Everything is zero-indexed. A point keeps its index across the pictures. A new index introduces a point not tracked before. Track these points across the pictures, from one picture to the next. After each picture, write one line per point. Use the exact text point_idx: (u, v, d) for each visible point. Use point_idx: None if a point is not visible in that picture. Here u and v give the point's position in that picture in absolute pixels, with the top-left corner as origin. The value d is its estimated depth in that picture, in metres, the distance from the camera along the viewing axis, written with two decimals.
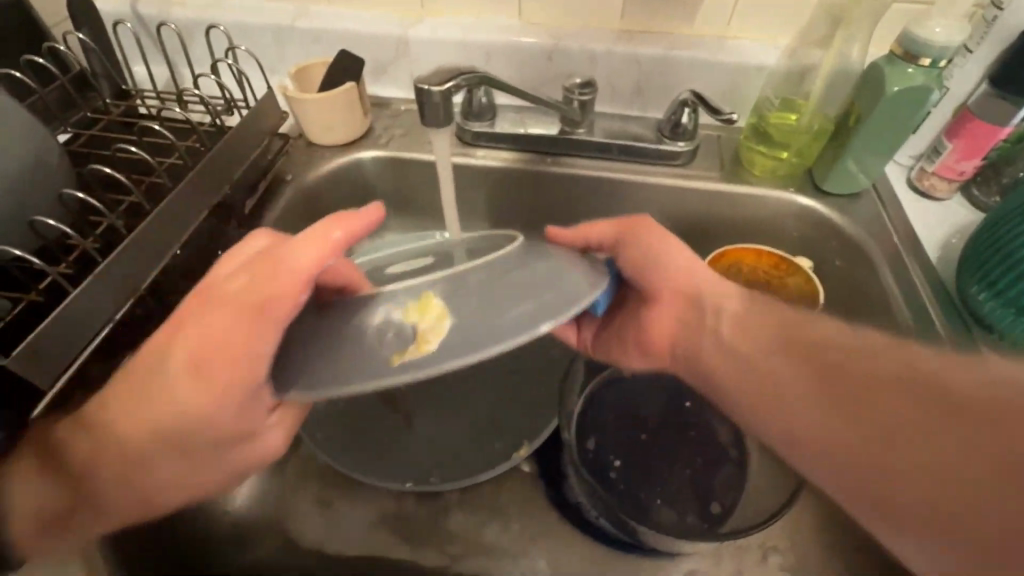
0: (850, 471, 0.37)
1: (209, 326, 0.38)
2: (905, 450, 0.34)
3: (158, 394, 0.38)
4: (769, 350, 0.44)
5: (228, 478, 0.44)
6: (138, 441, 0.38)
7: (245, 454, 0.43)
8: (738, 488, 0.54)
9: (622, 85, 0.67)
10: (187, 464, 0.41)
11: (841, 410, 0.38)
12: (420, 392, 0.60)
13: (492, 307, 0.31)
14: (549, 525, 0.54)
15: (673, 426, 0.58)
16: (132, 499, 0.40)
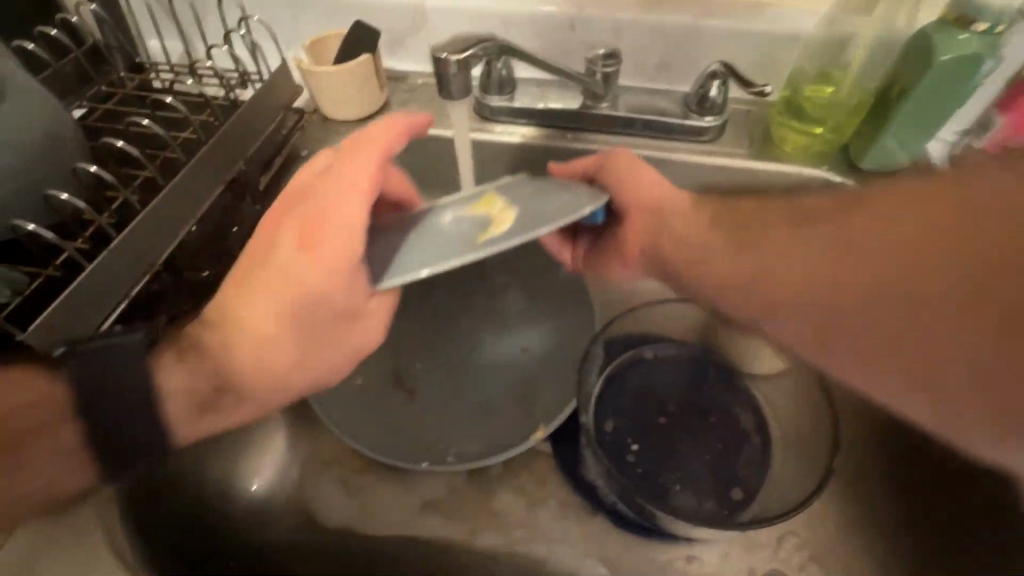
0: (893, 363, 0.37)
1: (311, 205, 0.39)
2: (917, 320, 0.35)
3: (272, 272, 0.39)
4: (736, 250, 0.45)
5: (343, 362, 0.43)
6: (263, 317, 0.39)
7: (352, 338, 0.42)
8: (759, 475, 0.53)
9: (647, 56, 0.64)
10: (310, 344, 0.41)
11: (848, 286, 0.38)
12: (437, 372, 0.59)
13: (539, 202, 0.39)
14: (566, 508, 0.53)
15: (693, 411, 0.57)
16: (263, 395, 0.41)
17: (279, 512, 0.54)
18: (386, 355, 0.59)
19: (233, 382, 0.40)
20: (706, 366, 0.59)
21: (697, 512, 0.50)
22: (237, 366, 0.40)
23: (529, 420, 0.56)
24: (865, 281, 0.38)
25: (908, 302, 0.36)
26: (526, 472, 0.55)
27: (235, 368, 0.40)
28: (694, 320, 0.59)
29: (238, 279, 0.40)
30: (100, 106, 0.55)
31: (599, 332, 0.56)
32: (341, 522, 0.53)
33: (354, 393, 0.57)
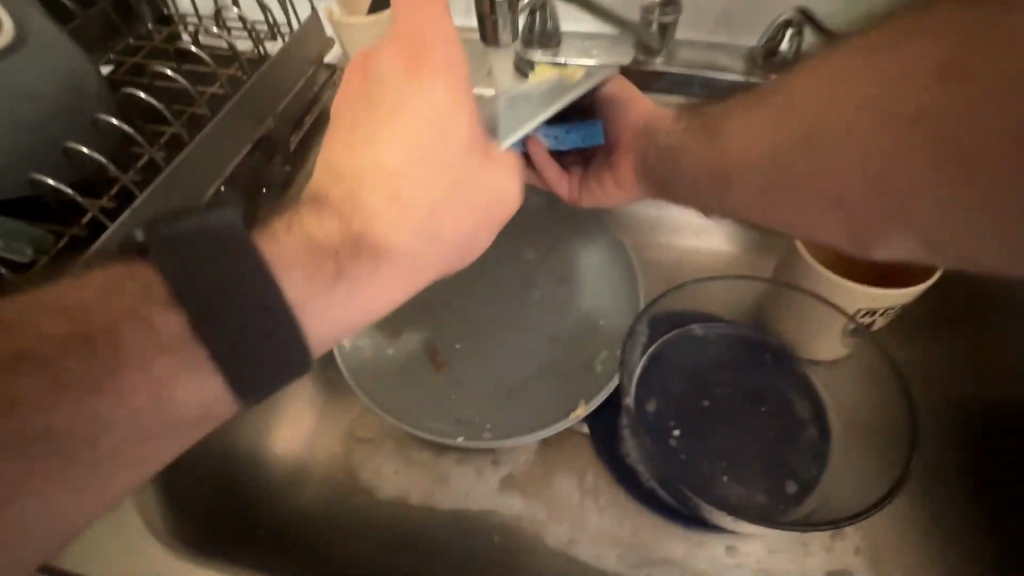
0: (878, 200, 0.34)
1: (401, 31, 0.36)
2: (921, 134, 0.32)
3: (381, 116, 0.37)
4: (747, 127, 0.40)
5: (480, 221, 0.40)
6: (386, 160, 0.36)
7: (488, 188, 0.40)
8: (814, 467, 0.49)
9: (711, 5, 0.57)
10: (446, 195, 0.38)
11: (838, 136, 0.35)
12: (470, 345, 0.56)
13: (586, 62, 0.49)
14: (602, 493, 0.51)
15: (745, 395, 0.53)
16: (409, 255, 0.38)
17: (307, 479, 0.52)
18: (419, 326, 0.57)
19: (368, 240, 0.37)
20: (759, 348, 0.55)
21: (747, 504, 0.47)
22: (367, 233, 0.37)
23: (566, 399, 0.53)
24: (822, 135, 0.35)
25: (881, 135, 0.33)
26: (564, 450, 0.53)
27: (366, 226, 0.37)
28: (747, 299, 0.54)
29: (341, 137, 0.38)
30: (127, 60, 0.53)
31: (646, 308, 0.52)
32: (374, 493, 0.51)
33: (387, 364, 0.55)
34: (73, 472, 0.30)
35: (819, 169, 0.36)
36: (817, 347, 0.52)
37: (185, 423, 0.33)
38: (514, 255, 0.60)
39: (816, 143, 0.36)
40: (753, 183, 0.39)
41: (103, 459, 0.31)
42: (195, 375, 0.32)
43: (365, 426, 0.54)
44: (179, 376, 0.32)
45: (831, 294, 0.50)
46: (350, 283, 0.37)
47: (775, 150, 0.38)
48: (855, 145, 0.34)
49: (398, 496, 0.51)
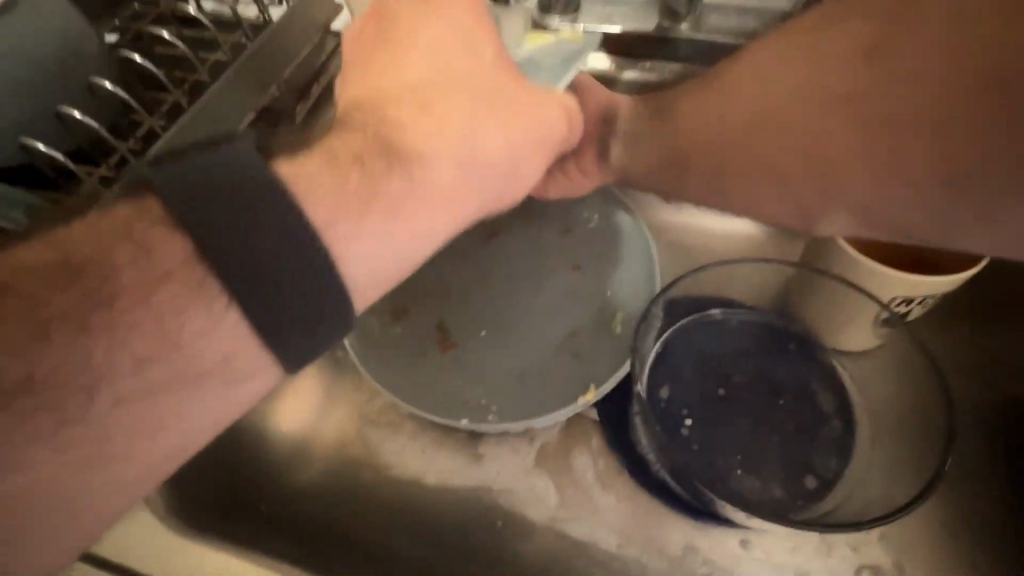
0: (853, 180, 0.35)
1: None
2: (884, 113, 0.33)
3: (405, 58, 0.40)
4: (722, 116, 0.40)
5: (531, 153, 0.42)
6: (402, 90, 0.39)
7: (534, 126, 0.42)
8: (837, 464, 0.46)
9: None
10: (497, 121, 0.40)
11: (806, 122, 0.36)
12: (477, 326, 0.54)
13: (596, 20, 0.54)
14: (610, 481, 0.49)
15: (765, 386, 0.50)
16: (459, 167, 0.37)
17: (310, 456, 0.51)
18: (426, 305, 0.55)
19: (414, 153, 0.35)
20: (783, 336, 0.52)
21: (763, 501, 0.45)
22: (417, 154, 0.35)
23: (575, 382, 0.51)
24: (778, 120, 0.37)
25: (843, 116, 0.34)
26: (572, 436, 0.51)
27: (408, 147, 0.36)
28: (771, 284, 0.51)
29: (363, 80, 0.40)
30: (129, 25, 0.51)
31: (662, 289, 0.49)
32: (377, 471, 0.51)
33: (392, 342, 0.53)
34: (79, 443, 0.27)
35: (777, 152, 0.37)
36: (845, 337, 0.49)
37: (209, 379, 0.29)
38: (526, 233, 0.57)
39: (773, 127, 0.37)
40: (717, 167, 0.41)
41: (124, 421, 0.28)
42: (213, 325, 0.29)
43: (369, 404, 0.53)
44: (197, 325, 0.29)
45: (862, 280, 0.47)
46: (355, 232, 0.32)
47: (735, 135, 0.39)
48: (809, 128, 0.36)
49: (402, 475, 0.50)
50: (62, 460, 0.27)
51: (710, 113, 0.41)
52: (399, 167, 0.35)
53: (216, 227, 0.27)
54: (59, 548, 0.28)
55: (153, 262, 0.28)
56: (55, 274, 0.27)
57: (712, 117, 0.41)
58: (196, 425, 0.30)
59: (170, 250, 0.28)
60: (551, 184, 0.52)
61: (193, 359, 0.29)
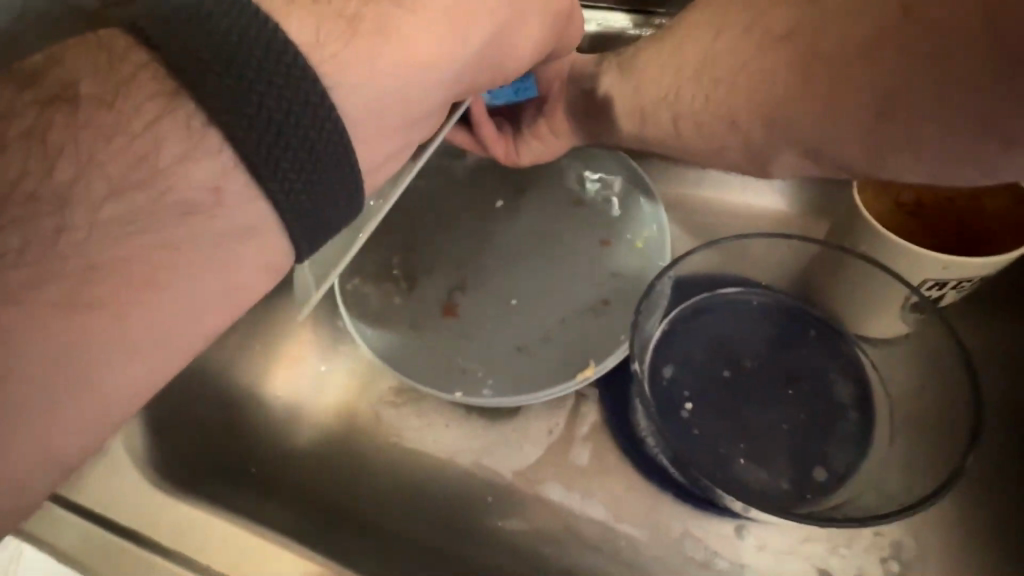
0: (857, 117, 0.31)
1: None
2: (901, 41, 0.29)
3: None
4: (720, 51, 0.36)
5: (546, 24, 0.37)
6: None
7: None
8: (851, 456, 0.43)
9: None
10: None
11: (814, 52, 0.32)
12: (476, 296, 0.52)
13: None
14: (608, 461, 0.47)
15: (779, 371, 0.47)
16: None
17: (309, 419, 0.51)
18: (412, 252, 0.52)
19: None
20: (800, 320, 0.48)
21: (766, 492, 0.42)
22: None
23: (575, 357, 0.49)
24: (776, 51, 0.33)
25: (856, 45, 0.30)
26: (568, 410, 0.49)
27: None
28: (792, 263, 0.48)
29: None
30: None
31: (671, 263, 0.46)
32: (375, 437, 0.50)
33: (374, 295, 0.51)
34: (62, 285, 0.23)
35: (764, 93, 0.34)
36: (869, 323, 0.46)
37: (198, 214, 0.25)
38: (533, 202, 0.55)
39: (768, 60, 0.34)
40: (701, 105, 0.37)
41: (105, 251, 0.23)
42: (200, 153, 0.24)
43: (364, 370, 0.53)
44: (177, 150, 0.24)
45: (891, 259, 0.43)
46: (348, 85, 0.27)
47: (725, 67, 0.36)
48: (801, 63, 0.32)
49: (397, 443, 0.50)
50: (43, 310, 0.23)
51: (706, 49, 0.37)
52: (382, 36, 0.28)
53: (176, 135, 0.24)
54: (49, 428, 0.23)
55: (125, 98, 0.25)
56: (28, 107, 0.25)
57: (709, 50, 0.36)
58: (200, 282, 0.26)
59: (149, 74, 0.25)
60: (522, 151, 0.48)
61: (178, 190, 0.25)
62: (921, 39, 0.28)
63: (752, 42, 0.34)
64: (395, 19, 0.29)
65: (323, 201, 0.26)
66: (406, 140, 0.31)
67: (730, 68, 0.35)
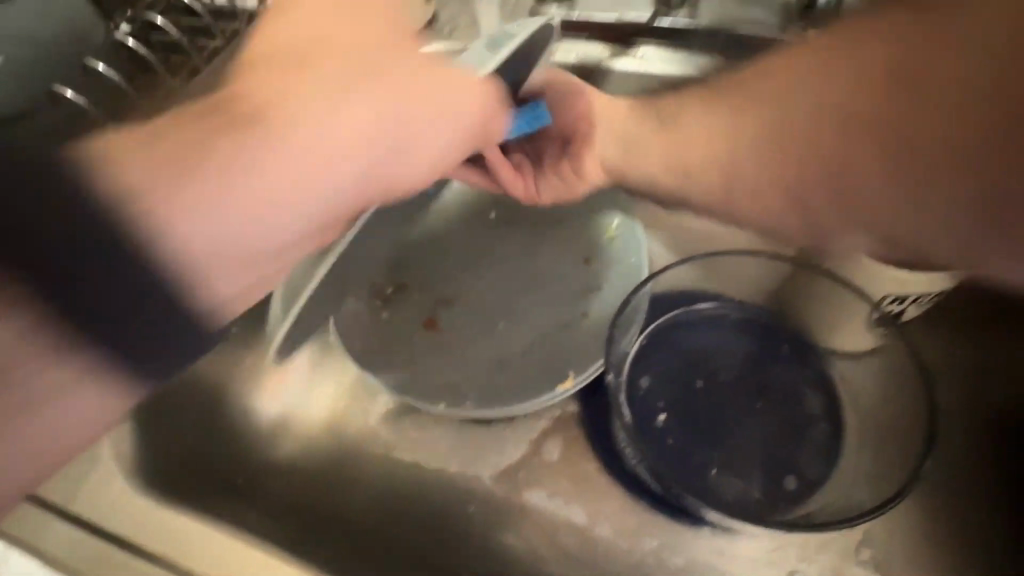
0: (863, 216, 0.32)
1: None
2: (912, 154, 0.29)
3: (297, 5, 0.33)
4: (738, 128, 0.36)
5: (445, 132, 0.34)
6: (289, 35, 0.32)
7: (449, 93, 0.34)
8: (821, 466, 0.44)
9: None
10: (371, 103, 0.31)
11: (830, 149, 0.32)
12: (460, 311, 0.54)
13: None
14: (587, 471, 0.48)
15: (752, 384, 0.48)
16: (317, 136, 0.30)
17: (295, 432, 0.52)
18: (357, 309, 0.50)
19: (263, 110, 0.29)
20: (773, 334, 0.50)
21: (736, 500, 0.43)
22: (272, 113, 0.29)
23: (554, 370, 0.50)
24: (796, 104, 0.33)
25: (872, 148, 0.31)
26: (547, 422, 0.50)
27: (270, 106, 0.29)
28: (761, 279, 0.50)
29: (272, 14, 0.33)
30: None
31: (649, 277, 0.48)
32: (360, 449, 0.51)
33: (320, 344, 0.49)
34: None
35: (775, 146, 0.34)
36: (835, 337, 0.47)
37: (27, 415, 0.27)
38: (516, 221, 0.57)
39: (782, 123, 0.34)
40: (709, 153, 0.38)
41: None
42: (57, 363, 0.27)
43: (350, 382, 0.54)
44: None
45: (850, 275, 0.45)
46: (188, 231, 0.28)
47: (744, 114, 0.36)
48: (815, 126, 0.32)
49: (381, 456, 0.51)
50: None
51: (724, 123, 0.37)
52: (227, 178, 0.28)
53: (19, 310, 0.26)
54: None
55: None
56: None
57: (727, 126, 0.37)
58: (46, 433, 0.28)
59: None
60: (541, 190, 0.49)
61: (25, 390, 0.26)
62: (935, 155, 0.29)
63: (770, 92, 0.34)
64: (236, 165, 0.28)
65: (181, 317, 0.29)
66: (276, 260, 0.32)
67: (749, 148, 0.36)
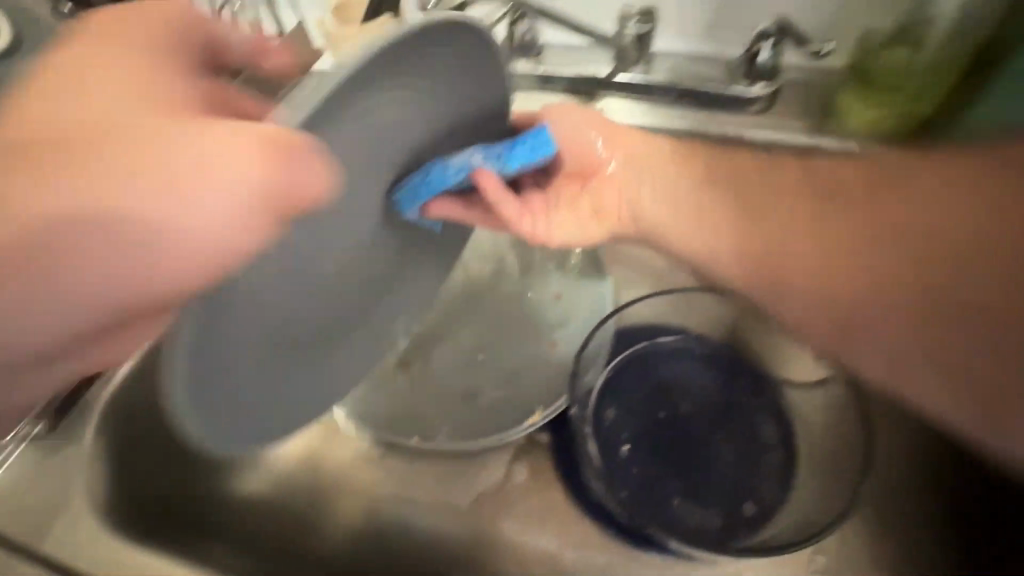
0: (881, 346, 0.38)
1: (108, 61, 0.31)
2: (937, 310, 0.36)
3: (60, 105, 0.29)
4: (793, 241, 0.42)
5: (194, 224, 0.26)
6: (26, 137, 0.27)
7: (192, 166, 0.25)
8: (777, 492, 0.47)
9: (693, 20, 0.58)
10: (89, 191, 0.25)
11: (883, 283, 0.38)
12: (434, 344, 0.56)
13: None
14: (556, 502, 0.50)
15: (712, 416, 0.50)
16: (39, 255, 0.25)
17: (270, 467, 0.53)
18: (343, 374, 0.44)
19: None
20: (733, 366, 0.52)
21: (698, 529, 0.45)
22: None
23: (524, 402, 0.52)
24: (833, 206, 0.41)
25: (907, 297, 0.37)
26: (517, 455, 0.51)
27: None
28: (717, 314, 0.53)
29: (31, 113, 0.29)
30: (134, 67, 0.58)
31: (612, 313, 0.51)
32: (335, 482, 0.52)
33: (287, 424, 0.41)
34: None
35: (818, 246, 0.41)
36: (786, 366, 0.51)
37: None
38: (488, 258, 0.59)
39: (820, 213, 0.41)
40: (763, 263, 0.42)
41: None
42: None
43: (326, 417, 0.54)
44: None
45: None
46: None
47: (805, 238, 0.41)
48: (901, 227, 0.38)
49: (355, 490, 0.52)
50: None
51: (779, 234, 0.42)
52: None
53: None
54: None
55: None
56: None
57: (782, 238, 0.42)
58: None
59: None
60: (553, 230, 0.47)
61: None
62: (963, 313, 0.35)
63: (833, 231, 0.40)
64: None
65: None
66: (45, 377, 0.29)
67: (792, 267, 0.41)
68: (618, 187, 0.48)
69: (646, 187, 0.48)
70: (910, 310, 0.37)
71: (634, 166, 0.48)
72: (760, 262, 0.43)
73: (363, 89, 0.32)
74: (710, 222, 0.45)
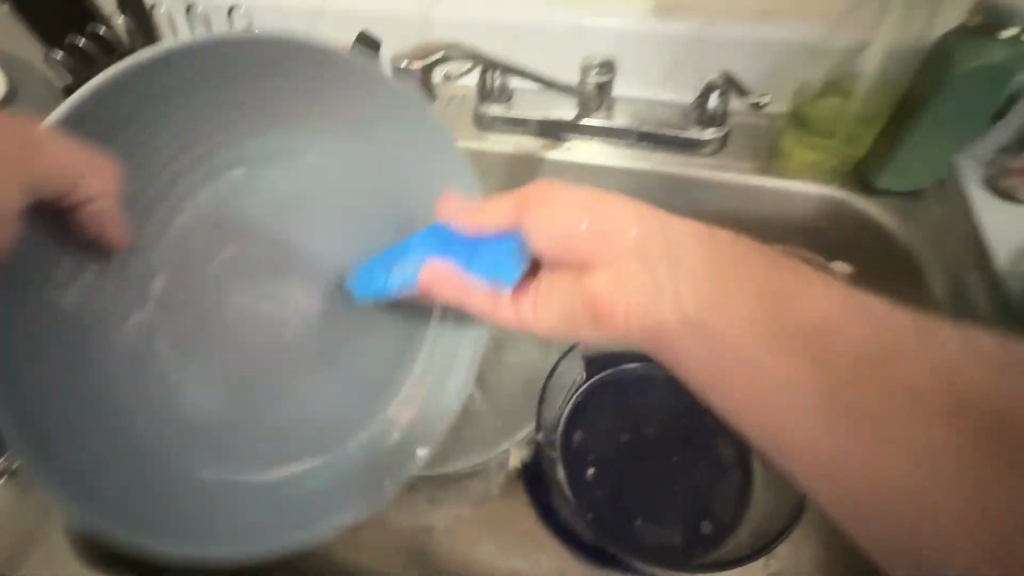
0: (866, 506, 0.37)
1: None
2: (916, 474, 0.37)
3: None
4: (779, 376, 0.40)
5: None
6: None
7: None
8: (732, 506, 0.50)
9: (650, 67, 0.62)
10: None
11: (863, 431, 0.38)
12: None
13: (539, 49, 0.64)
14: (527, 525, 0.52)
15: (673, 437, 0.53)
16: None
17: None
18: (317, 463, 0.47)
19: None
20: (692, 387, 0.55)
21: (662, 549, 0.48)
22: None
23: None
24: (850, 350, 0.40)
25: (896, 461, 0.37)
26: (489, 480, 0.53)
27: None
28: None
29: None
30: None
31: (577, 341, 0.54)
32: None
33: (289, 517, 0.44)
34: None
35: (806, 384, 0.39)
36: None
37: None
38: None
39: (841, 358, 0.39)
40: (750, 387, 0.40)
41: None
42: None
43: None
44: None
45: None
46: None
47: (790, 376, 0.39)
48: (907, 382, 0.38)
49: None
50: None
51: (763, 358, 0.40)
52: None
53: None
54: None
55: None
56: None
57: (766, 365, 0.40)
58: None
59: None
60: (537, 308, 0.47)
61: None
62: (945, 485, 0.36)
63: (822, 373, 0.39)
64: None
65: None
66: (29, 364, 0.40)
67: (785, 405, 0.39)
68: (629, 282, 0.43)
69: (647, 269, 0.43)
70: (926, 469, 0.37)
71: (638, 252, 0.43)
72: (737, 384, 0.40)
73: (214, 132, 0.44)
74: (734, 343, 0.41)
